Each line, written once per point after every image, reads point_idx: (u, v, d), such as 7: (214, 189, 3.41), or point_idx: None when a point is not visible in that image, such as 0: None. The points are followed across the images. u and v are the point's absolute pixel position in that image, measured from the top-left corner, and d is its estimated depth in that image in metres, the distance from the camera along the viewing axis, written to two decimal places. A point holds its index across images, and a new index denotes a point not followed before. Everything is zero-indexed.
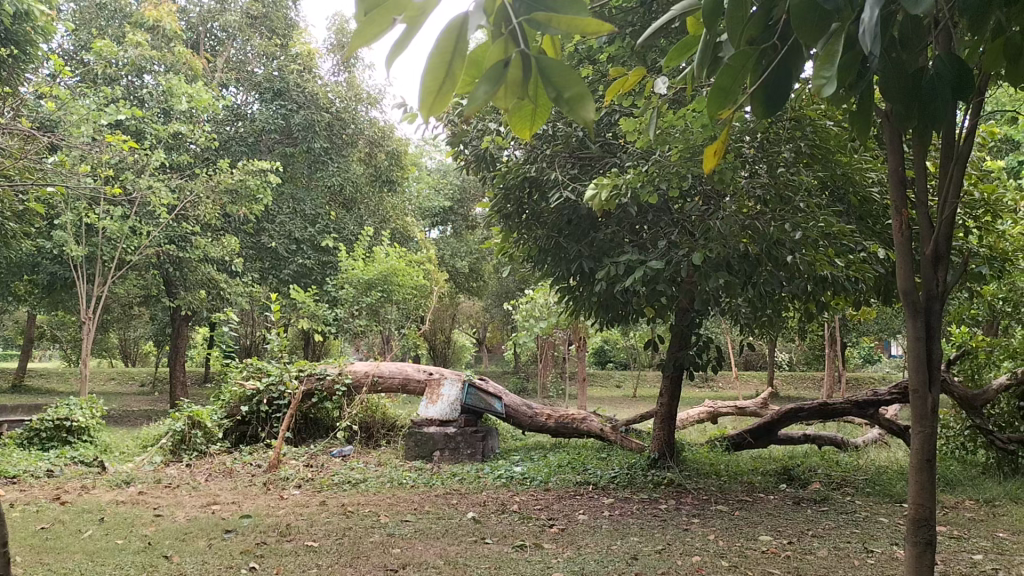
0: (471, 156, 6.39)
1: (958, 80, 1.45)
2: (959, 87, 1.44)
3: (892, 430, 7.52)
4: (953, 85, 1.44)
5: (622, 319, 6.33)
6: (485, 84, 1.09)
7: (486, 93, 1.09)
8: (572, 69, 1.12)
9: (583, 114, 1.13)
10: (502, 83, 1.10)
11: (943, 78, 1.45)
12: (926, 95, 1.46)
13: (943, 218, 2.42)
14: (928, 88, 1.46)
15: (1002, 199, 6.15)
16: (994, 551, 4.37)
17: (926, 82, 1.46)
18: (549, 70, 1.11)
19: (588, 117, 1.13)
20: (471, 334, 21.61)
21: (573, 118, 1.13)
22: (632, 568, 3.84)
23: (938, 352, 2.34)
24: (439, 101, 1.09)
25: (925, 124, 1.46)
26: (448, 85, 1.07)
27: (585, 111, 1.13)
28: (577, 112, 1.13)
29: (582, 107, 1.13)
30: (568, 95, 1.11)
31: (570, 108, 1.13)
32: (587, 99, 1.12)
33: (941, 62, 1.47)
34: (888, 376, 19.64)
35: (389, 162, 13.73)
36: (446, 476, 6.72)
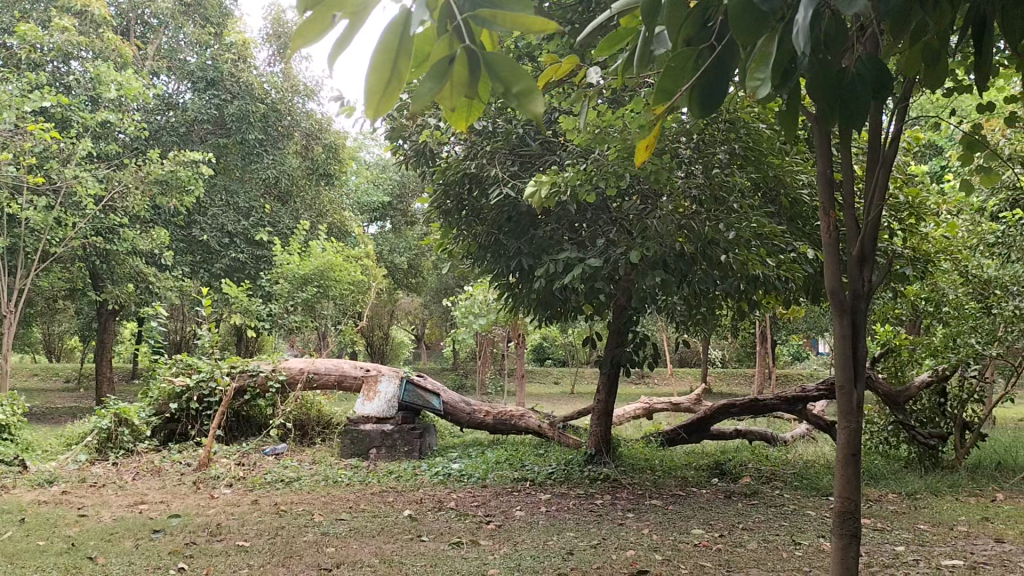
0: (410, 151, 6.33)
1: (880, 77, 1.48)
2: (880, 84, 1.48)
3: (819, 426, 7.71)
4: (874, 82, 1.46)
5: (559, 316, 6.37)
6: (431, 81, 1.09)
7: (432, 89, 1.09)
8: (519, 63, 1.12)
9: (532, 108, 1.15)
10: (447, 80, 1.10)
11: (864, 77, 1.47)
12: (847, 93, 1.47)
13: (869, 220, 2.50)
14: (852, 87, 1.47)
15: (925, 203, 6.38)
16: (915, 542, 4.54)
17: (848, 79, 1.47)
18: (496, 64, 1.11)
19: (537, 111, 1.14)
20: (409, 330, 21.48)
21: (520, 111, 1.15)
22: (567, 563, 3.88)
23: (865, 350, 2.42)
24: (386, 97, 1.07)
25: (846, 120, 1.47)
26: (394, 83, 1.05)
27: (532, 104, 1.15)
28: (525, 106, 1.14)
29: (530, 101, 1.14)
30: (517, 89, 1.12)
31: (518, 101, 1.14)
32: (536, 92, 1.14)
33: (862, 64, 1.49)
34: (816, 373, 20.28)
35: (326, 155, 13.57)
36: (382, 474, 6.67)
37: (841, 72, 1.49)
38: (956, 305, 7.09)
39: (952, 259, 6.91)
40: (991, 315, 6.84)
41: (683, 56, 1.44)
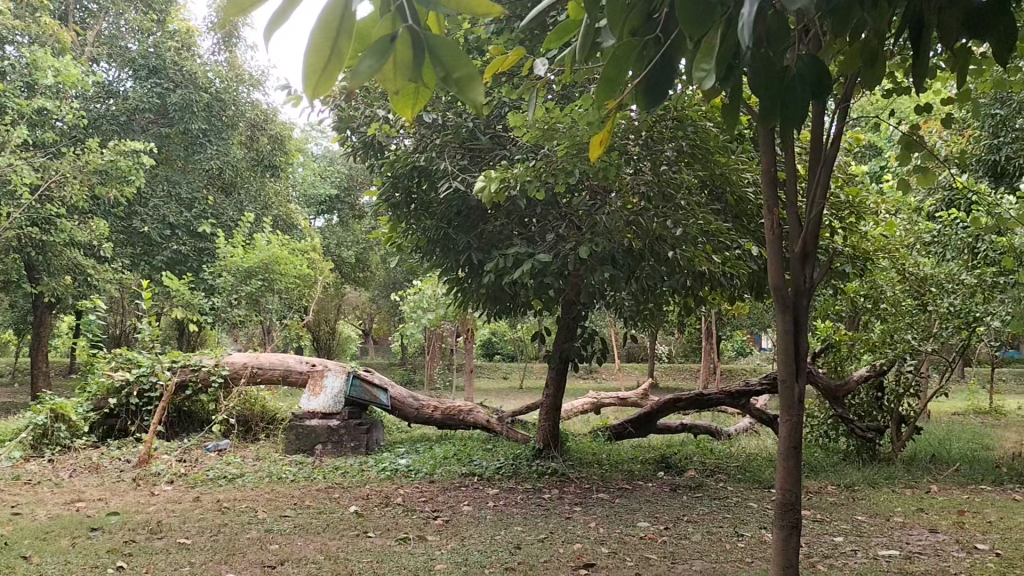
0: (359, 143, 6.25)
1: (818, 82, 1.50)
2: (818, 86, 1.50)
3: (762, 419, 7.84)
4: (813, 83, 1.49)
5: (508, 311, 6.38)
6: (371, 56, 1.04)
7: (371, 67, 1.04)
8: (463, 48, 1.10)
9: (472, 96, 1.11)
10: (388, 57, 1.05)
11: (803, 78, 1.49)
12: (789, 94, 1.50)
13: (811, 218, 2.55)
14: (792, 86, 1.50)
15: (865, 202, 6.55)
16: (854, 533, 4.66)
17: (788, 80, 1.50)
18: (438, 48, 1.08)
19: (479, 100, 1.11)
20: (357, 324, 21.27)
21: (462, 100, 1.11)
22: (515, 557, 3.88)
23: (807, 346, 2.47)
24: (323, 80, 1.04)
25: (786, 120, 1.50)
26: (331, 65, 1.03)
27: (475, 92, 1.12)
28: (467, 93, 1.10)
29: (473, 88, 1.11)
30: (458, 76, 1.09)
31: (460, 89, 1.11)
32: (477, 80, 1.11)
33: (802, 63, 1.51)
34: (759, 368, 20.67)
35: (271, 146, 13.35)
36: (328, 470, 6.60)
37: (782, 70, 1.51)
38: (893, 303, 7.28)
39: (890, 257, 7.08)
40: (926, 311, 7.14)
41: (629, 46, 1.44)
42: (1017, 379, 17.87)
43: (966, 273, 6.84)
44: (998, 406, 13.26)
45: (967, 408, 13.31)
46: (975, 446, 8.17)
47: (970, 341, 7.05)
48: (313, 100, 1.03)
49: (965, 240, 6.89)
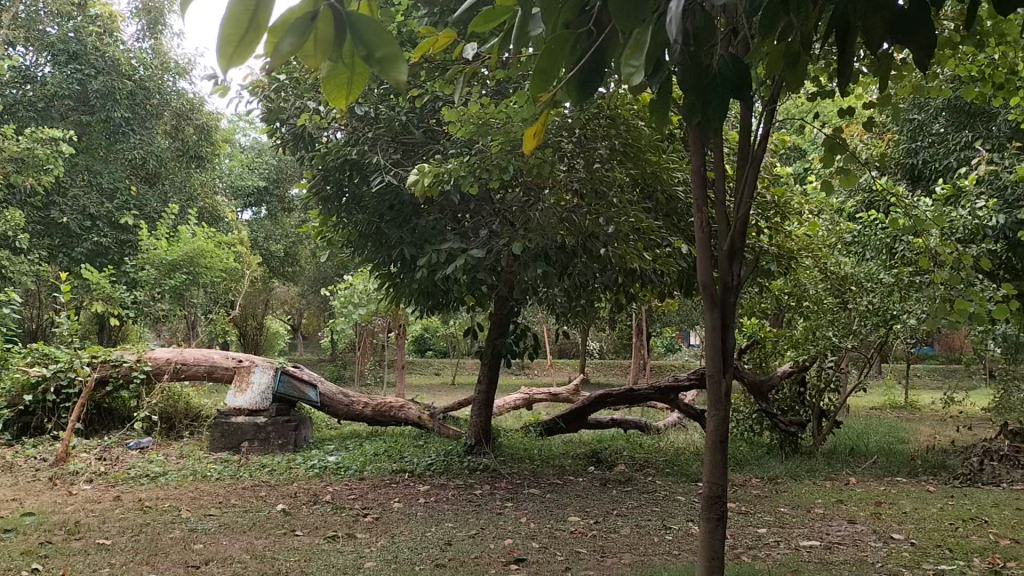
0: (288, 135, 6.14)
1: (739, 81, 1.50)
2: (739, 86, 1.50)
3: (689, 414, 7.99)
4: (734, 84, 1.49)
5: (442, 306, 6.35)
6: (290, 34, 1.02)
7: (289, 44, 1.02)
8: (387, 28, 1.07)
9: (395, 76, 1.07)
10: (307, 34, 1.03)
11: (725, 78, 1.50)
12: (710, 94, 1.50)
13: (739, 218, 2.61)
14: (715, 86, 1.50)
15: (790, 203, 6.74)
16: (777, 524, 4.78)
17: (711, 78, 1.50)
18: (360, 25, 1.06)
19: (401, 79, 1.07)
20: (285, 319, 20.88)
21: (385, 79, 1.07)
22: (445, 554, 3.87)
23: (733, 342, 2.52)
24: (240, 53, 1.01)
25: (707, 120, 1.50)
26: (251, 33, 0.99)
27: (398, 73, 1.08)
28: (390, 73, 1.06)
29: (395, 68, 1.07)
30: (381, 55, 1.05)
31: (383, 70, 1.07)
32: (402, 61, 1.07)
33: (725, 63, 1.52)
34: (687, 364, 21.08)
35: (197, 137, 12.99)
36: (255, 468, 6.47)
37: (707, 69, 1.52)
38: (816, 300, 7.52)
39: (813, 256, 7.30)
40: (847, 309, 7.41)
41: (564, 39, 1.43)
42: (929, 375, 18.67)
43: (885, 272, 7.00)
44: (912, 400, 13.83)
45: (883, 403, 13.86)
46: (891, 440, 8.49)
47: (888, 338, 7.34)
48: (226, 71, 0.99)
49: (883, 240, 6.97)
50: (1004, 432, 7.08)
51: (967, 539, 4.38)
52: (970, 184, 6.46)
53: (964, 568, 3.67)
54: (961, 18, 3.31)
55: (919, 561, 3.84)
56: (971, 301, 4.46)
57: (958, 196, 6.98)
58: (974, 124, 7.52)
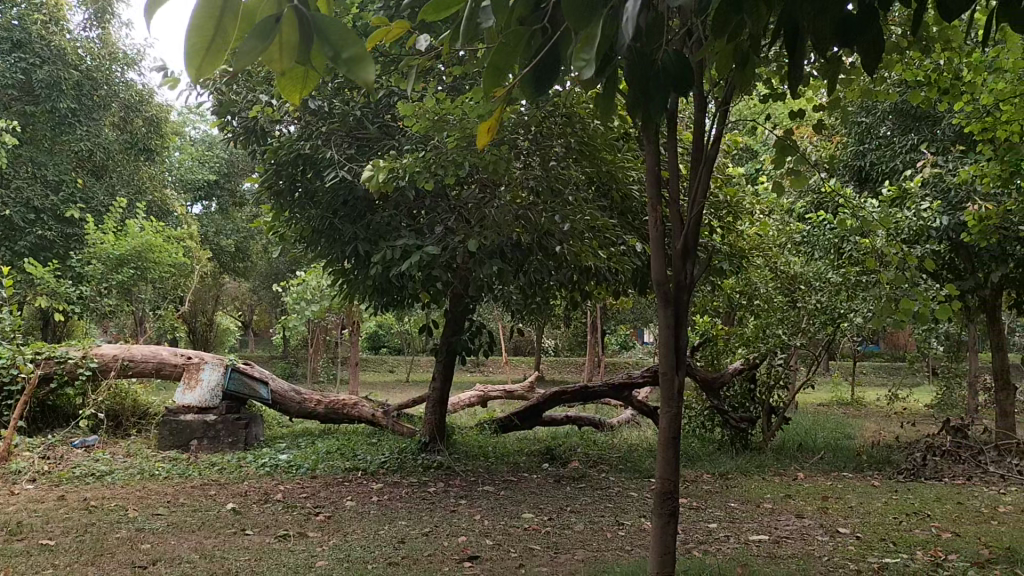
0: (239, 128, 6.05)
1: (681, 78, 1.56)
2: (680, 83, 1.56)
3: (642, 411, 8.06)
4: (677, 80, 1.55)
5: (396, 303, 6.32)
6: (253, 36, 1.01)
7: (254, 46, 1.00)
8: (352, 30, 1.04)
9: (362, 75, 1.02)
10: (272, 37, 1.02)
11: (666, 72, 1.55)
12: (653, 88, 1.55)
13: (692, 218, 2.64)
14: (657, 79, 1.55)
15: (742, 203, 6.85)
16: (727, 519, 4.85)
17: (655, 72, 1.55)
18: (324, 27, 1.03)
19: (368, 78, 1.02)
20: (236, 315, 20.57)
21: (351, 80, 1.02)
22: (398, 552, 3.85)
23: (685, 340, 2.55)
24: (209, 61, 1.02)
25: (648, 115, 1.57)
26: (217, 46, 1.01)
27: (366, 74, 1.03)
28: (357, 73, 1.02)
29: (361, 68, 1.02)
30: (346, 56, 1.02)
31: (348, 71, 1.03)
32: (368, 61, 1.03)
33: (669, 58, 1.57)
34: (641, 361, 21.26)
35: (146, 129, 12.71)
36: (204, 466, 6.36)
37: (651, 63, 1.56)
38: (766, 299, 7.64)
39: (763, 256, 7.44)
40: (796, 307, 7.55)
41: None
42: (875, 372, 19.09)
43: (833, 272, 7.14)
44: (858, 397, 14.13)
45: (832, 399, 14.16)
46: (838, 436, 8.66)
47: (836, 336, 7.49)
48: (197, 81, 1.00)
49: (831, 241, 7.11)
50: (946, 428, 7.27)
51: (910, 532, 4.49)
52: (915, 187, 6.63)
53: (907, 560, 3.77)
54: (908, 24, 3.38)
55: (864, 554, 3.93)
56: (915, 301, 4.56)
57: (903, 199, 7.15)
58: (920, 127, 7.71)
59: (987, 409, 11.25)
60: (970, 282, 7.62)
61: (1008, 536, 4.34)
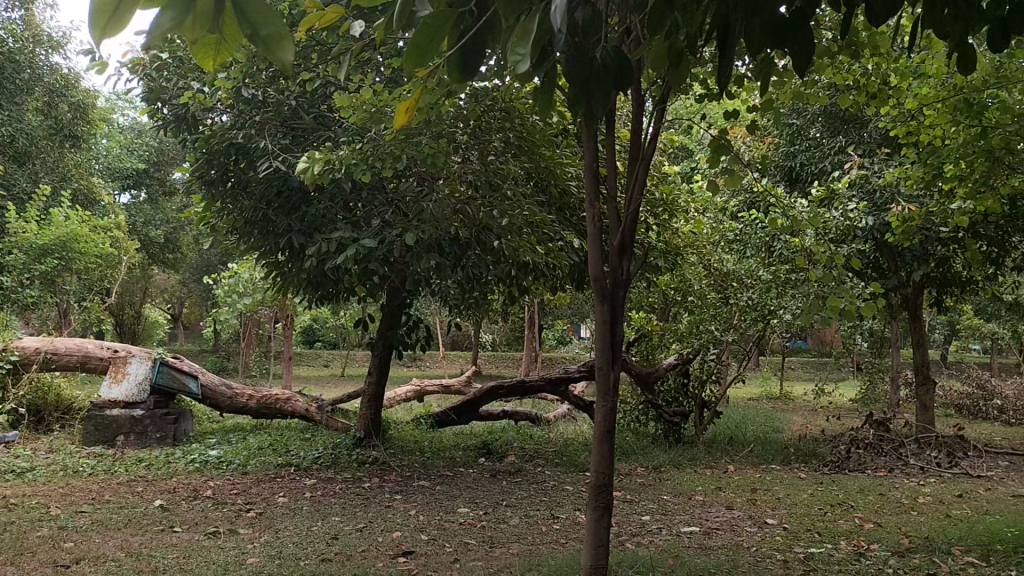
0: (169, 116, 5.88)
1: (621, 74, 1.57)
2: (621, 79, 1.57)
3: (578, 405, 8.13)
4: (618, 77, 1.56)
5: (331, 296, 6.23)
6: (172, 8, 0.98)
7: (171, 18, 0.98)
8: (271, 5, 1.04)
9: (281, 57, 1.05)
10: (192, 9, 1.00)
11: (607, 69, 1.56)
12: (593, 84, 1.56)
13: (629, 215, 2.66)
14: (598, 75, 1.56)
15: (677, 200, 6.97)
16: (659, 511, 4.93)
17: (595, 69, 1.56)
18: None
19: (287, 59, 1.05)
20: (165, 307, 20.01)
21: (268, 59, 1.05)
22: (331, 548, 3.80)
23: (622, 335, 2.57)
24: (113, 21, 0.99)
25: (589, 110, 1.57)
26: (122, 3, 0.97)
27: (283, 54, 1.06)
28: (275, 53, 1.04)
29: (280, 48, 1.05)
30: (265, 34, 1.04)
31: (266, 49, 1.05)
32: (287, 41, 1.05)
33: (608, 54, 1.58)
34: (577, 356, 21.45)
35: (72, 115, 12.27)
36: (130, 462, 6.18)
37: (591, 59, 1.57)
38: (699, 295, 7.78)
39: (697, 252, 7.57)
40: (728, 303, 7.70)
41: (443, 17, 1.36)
42: (802, 367, 19.66)
43: (764, 269, 7.32)
44: (786, 391, 14.51)
45: (761, 394, 14.52)
46: (767, 429, 8.87)
47: (765, 331, 7.67)
48: (101, 43, 0.97)
49: (762, 239, 7.27)
50: (869, 422, 7.52)
51: (835, 522, 4.64)
52: (842, 188, 6.84)
53: (832, 550, 3.89)
54: (838, 29, 3.47)
55: (790, 545, 4.03)
56: (842, 299, 4.70)
57: (831, 199, 7.36)
58: (847, 130, 7.95)
59: (908, 404, 11.69)
60: (893, 281, 7.90)
61: (926, 525, 4.51)
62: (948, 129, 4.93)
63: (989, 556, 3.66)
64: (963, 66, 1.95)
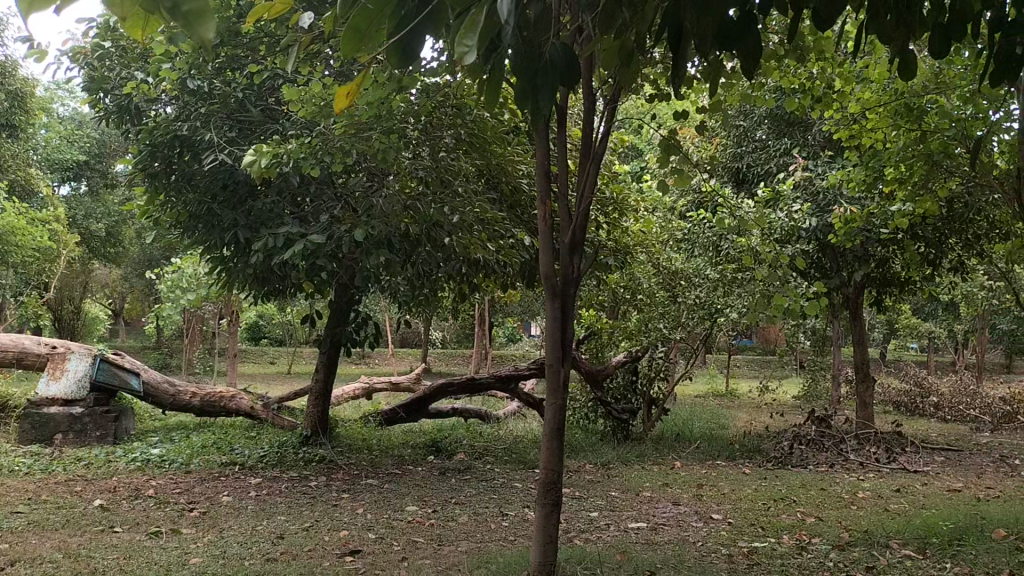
0: (112, 106, 5.72)
1: (567, 68, 1.60)
2: (566, 75, 1.60)
3: (527, 402, 8.15)
4: (561, 73, 1.58)
5: (278, 292, 6.15)
6: None
7: None
8: None
9: (202, 32, 1.00)
10: None
11: (554, 65, 1.58)
12: (539, 78, 1.57)
13: (580, 213, 2.67)
14: (544, 70, 1.58)
15: (627, 200, 7.03)
16: (608, 508, 4.96)
17: (541, 64, 1.58)
18: None
19: (209, 37, 1.01)
20: (106, 303, 19.48)
21: (190, 36, 1.00)
22: (276, 548, 3.75)
23: (572, 333, 2.58)
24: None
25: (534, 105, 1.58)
26: None
27: (205, 31, 1.01)
28: (197, 29, 1.00)
29: (201, 26, 1.00)
30: (187, 10, 1.00)
31: (189, 27, 1.01)
32: (210, 17, 1.01)
33: (555, 50, 1.60)
34: (528, 353, 21.51)
35: (9, 104, 11.86)
36: (68, 461, 6.00)
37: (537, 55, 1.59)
38: (648, 294, 7.87)
39: (646, 251, 7.63)
40: (676, 302, 7.79)
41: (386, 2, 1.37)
42: (748, 365, 20.01)
43: (711, 268, 7.43)
44: (732, 389, 14.75)
45: (707, 391, 14.74)
46: (713, 426, 9.01)
47: (711, 329, 7.77)
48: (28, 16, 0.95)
49: (710, 239, 7.38)
50: (811, 418, 7.68)
51: (779, 517, 4.72)
52: (787, 189, 6.99)
53: (776, 544, 3.96)
54: (785, 33, 3.52)
55: (735, 539, 4.10)
56: (786, 298, 4.78)
57: (776, 200, 7.50)
58: (792, 132, 8.11)
59: (848, 400, 11.98)
60: (835, 281, 8.07)
61: (866, 519, 4.63)
62: (889, 132, 5.06)
63: (927, 549, 3.76)
64: (903, 73, 1.98)
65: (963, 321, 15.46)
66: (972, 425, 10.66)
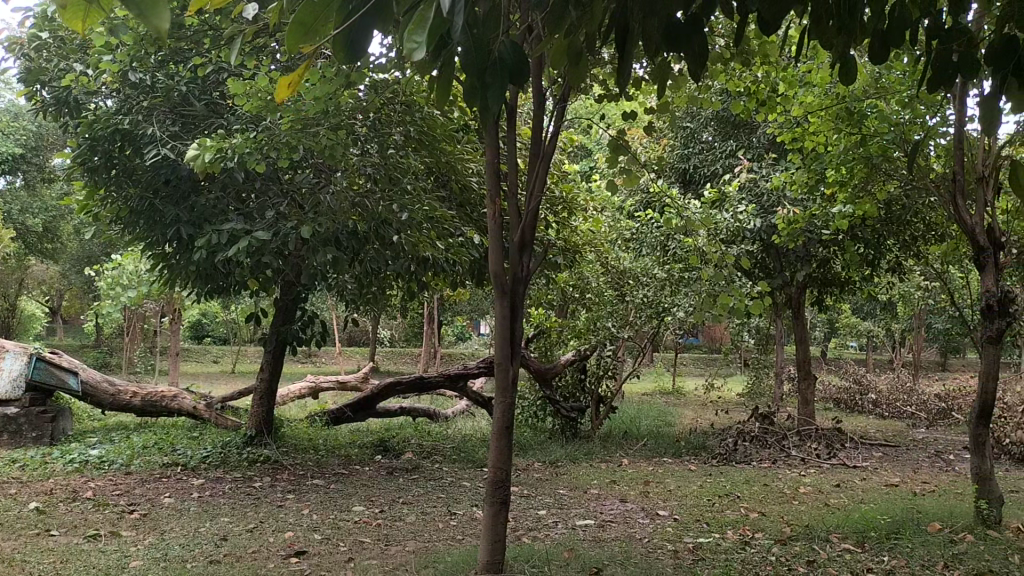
0: (48, 99, 5.51)
1: (516, 69, 1.59)
2: (516, 74, 1.59)
3: (476, 401, 8.14)
4: (511, 71, 1.57)
5: (222, 290, 6.03)
6: None
7: None
8: None
9: (155, 21, 0.98)
10: None
11: (504, 64, 1.57)
12: (488, 76, 1.56)
13: (529, 211, 2.68)
14: (495, 69, 1.57)
15: (576, 199, 7.06)
16: (555, 506, 4.98)
17: (491, 61, 1.57)
18: None
19: (163, 25, 0.99)
20: (42, 300, 18.89)
21: (144, 25, 0.98)
22: (220, 550, 3.68)
23: (521, 330, 2.58)
24: None
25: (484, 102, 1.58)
26: None
27: (159, 19, 0.99)
28: (151, 18, 0.97)
29: (155, 16, 0.98)
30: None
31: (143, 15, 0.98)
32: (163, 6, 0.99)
33: (504, 48, 1.59)
34: (477, 352, 21.50)
35: None
36: (2, 463, 5.80)
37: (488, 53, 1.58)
38: (596, 292, 7.93)
39: (595, 250, 7.68)
40: (624, 301, 7.86)
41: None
42: (694, 363, 20.29)
43: (659, 268, 7.52)
44: (678, 387, 14.93)
45: (653, 389, 14.91)
46: (659, 423, 9.11)
47: (658, 329, 7.86)
48: None
49: (658, 238, 7.46)
50: (755, 415, 7.82)
51: (723, 513, 4.79)
52: (733, 191, 7.10)
53: (720, 539, 4.02)
54: (731, 36, 3.57)
55: (681, 535, 4.16)
56: (732, 297, 4.83)
57: (722, 201, 7.62)
58: (738, 134, 8.26)
59: (790, 398, 12.24)
60: (779, 280, 8.23)
61: (807, 514, 4.72)
62: (831, 136, 5.16)
63: (865, 542, 3.86)
64: (844, 80, 2.03)
65: (901, 321, 15.90)
66: (908, 421, 10.99)
